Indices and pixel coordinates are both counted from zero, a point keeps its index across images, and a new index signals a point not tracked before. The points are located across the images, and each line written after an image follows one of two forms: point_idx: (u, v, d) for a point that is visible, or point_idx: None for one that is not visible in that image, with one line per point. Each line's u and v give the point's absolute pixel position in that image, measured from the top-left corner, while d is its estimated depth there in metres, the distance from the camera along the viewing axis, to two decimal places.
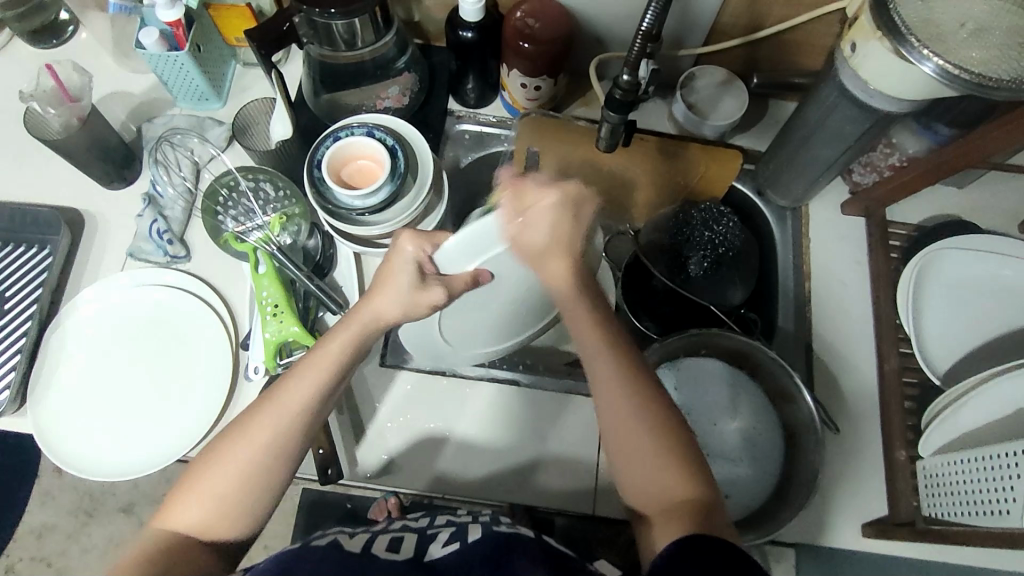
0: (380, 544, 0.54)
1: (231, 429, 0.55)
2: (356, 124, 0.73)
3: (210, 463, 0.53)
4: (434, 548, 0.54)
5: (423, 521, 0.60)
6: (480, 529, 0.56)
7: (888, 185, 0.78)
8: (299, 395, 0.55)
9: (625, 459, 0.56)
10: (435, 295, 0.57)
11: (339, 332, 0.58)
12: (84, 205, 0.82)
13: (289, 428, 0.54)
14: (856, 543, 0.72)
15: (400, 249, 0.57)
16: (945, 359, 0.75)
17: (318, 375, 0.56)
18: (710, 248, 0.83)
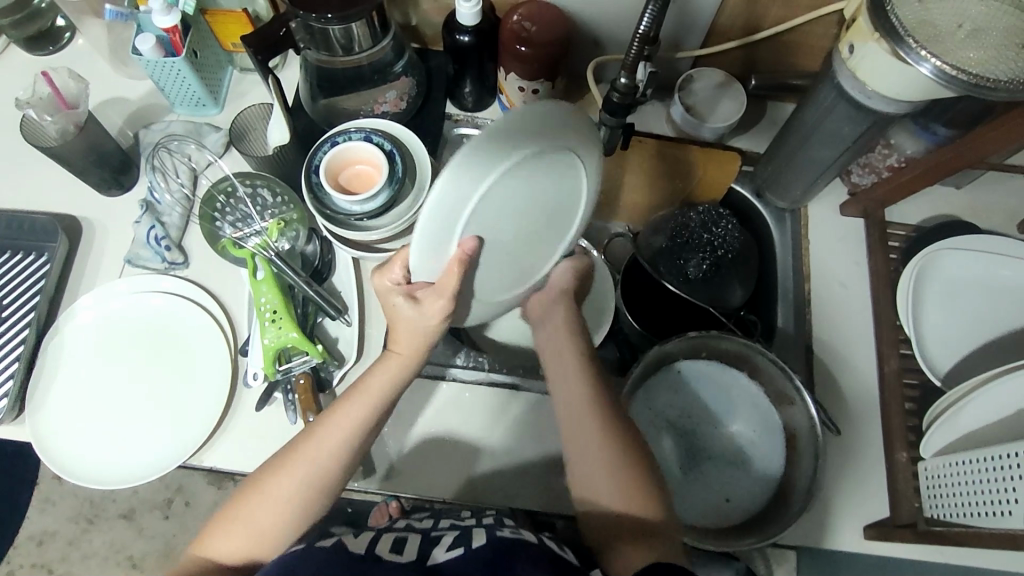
0: (384, 545, 0.54)
1: (283, 457, 0.58)
2: (354, 129, 0.74)
3: (258, 491, 0.56)
4: (437, 552, 0.53)
5: (427, 522, 0.60)
6: (485, 535, 0.55)
7: (887, 186, 0.78)
8: (345, 430, 0.58)
9: (592, 485, 0.59)
10: (436, 304, 0.55)
11: (384, 366, 0.60)
12: (82, 212, 0.82)
13: (337, 458, 0.58)
14: (859, 545, 0.72)
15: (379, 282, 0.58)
16: (946, 360, 0.74)
17: (365, 409, 0.59)
18: (709, 249, 0.85)
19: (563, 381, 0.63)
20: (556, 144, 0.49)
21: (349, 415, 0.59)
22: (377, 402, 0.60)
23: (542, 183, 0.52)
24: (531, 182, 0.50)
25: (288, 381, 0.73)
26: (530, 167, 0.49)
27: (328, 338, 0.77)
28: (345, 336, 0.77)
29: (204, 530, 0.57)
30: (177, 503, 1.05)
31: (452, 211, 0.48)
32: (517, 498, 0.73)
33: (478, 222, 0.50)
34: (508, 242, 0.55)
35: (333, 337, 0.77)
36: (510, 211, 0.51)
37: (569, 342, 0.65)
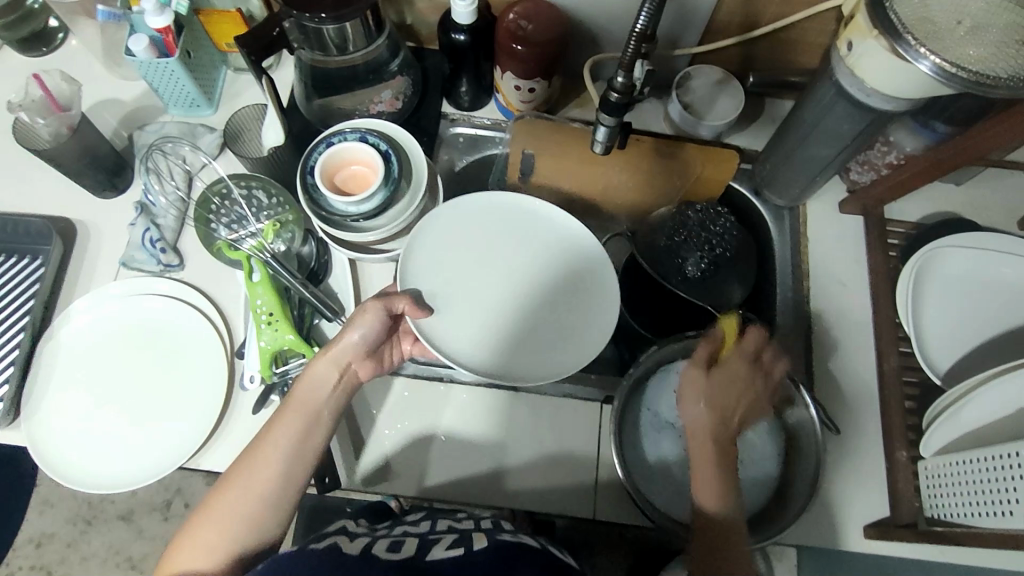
0: (380, 546, 0.54)
1: (229, 474, 0.59)
2: (349, 129, 0.73)
3: (210, 514, 0.58)
4: (436, 550, 0.53)
5: (423, 523, 0.60)
6: (486, 538, 0.55)
7: (886, 184, 0.78)
8: (286, 438, 0.60)
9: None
10: (370, 312, 0.65)
11: (308, 376, 0.63)
12: (76, 214, 0.82)
13: (274, 473, 0.59)
14: (859, 545, 0.71)
15: (362, 312, 0.65)
16: (947, 359, 0.74)
17: (305, 419, 0.62)
18: (707, 247, 0.80)
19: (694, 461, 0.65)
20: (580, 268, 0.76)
21: (289, 424, 0.61)
22: (314, 409, 0.62)
23: (557, 309, 0.74)
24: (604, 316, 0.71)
25: (286, 383, 0.73)
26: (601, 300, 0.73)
27: (325, 340, 0.76)
28: None
29: (167, 551, 0.58)
30: (177, 504, 1.06)
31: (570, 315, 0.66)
32: (518, 499, 0.73)
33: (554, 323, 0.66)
34: (504, 251, 0.76)
35: (329, 339, 0.77)
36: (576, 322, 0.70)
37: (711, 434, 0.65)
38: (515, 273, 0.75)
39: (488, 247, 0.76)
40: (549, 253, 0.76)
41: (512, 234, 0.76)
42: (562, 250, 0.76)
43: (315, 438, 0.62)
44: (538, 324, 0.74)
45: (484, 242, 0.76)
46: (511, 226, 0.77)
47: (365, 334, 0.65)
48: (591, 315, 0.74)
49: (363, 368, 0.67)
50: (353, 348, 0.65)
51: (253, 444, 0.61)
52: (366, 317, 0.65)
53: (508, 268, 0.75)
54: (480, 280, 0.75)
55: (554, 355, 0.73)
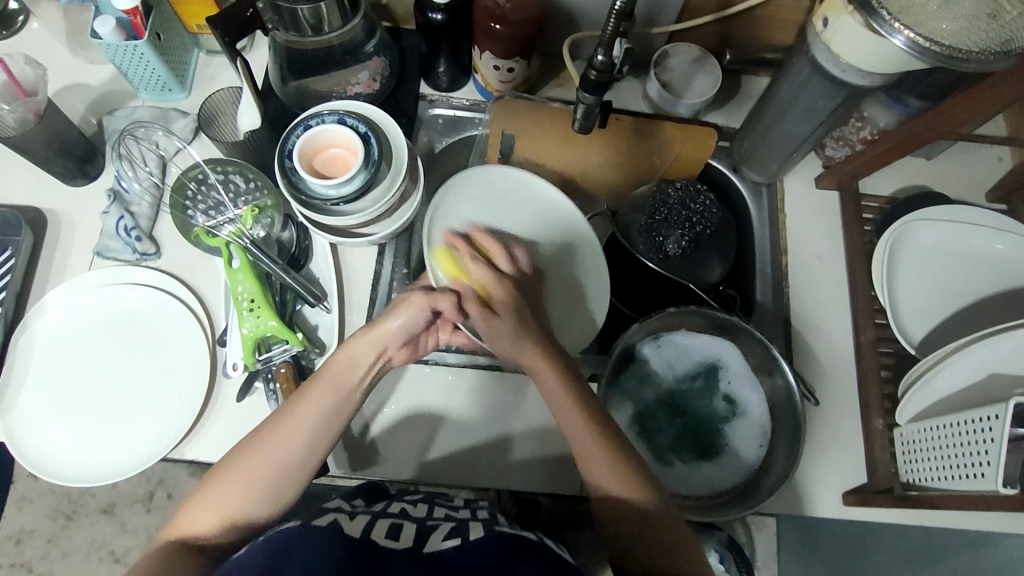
0: (380, 530, 0.54)
1: (250, 441, 0.58)
2: (326, 111, 0.72)
3: (225, 480, 0.56)
4: (434, 539, 0.54)
5: (421, 508, 0.61)
6: (483, 528, 0.56)
7: (861, 159, 0.79)
8: (311, 416, 0.59)
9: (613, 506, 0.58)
10: (417, 298, 0.62)
11: (344, 351, 0.62)
12: (47, 203, 0.79)
13: (300, 448, 0.58)
14: (837, 511, 0.74)
15: (411, 300, 0.62)
16: (921, 329, 0.76)
17: (336, 394, 0.60)
18: (688, 225, 0.80)
19: (549, 391, 0.62)
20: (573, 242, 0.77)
21: (319, 398, 0.60)
22: (344, 392, 0.61)
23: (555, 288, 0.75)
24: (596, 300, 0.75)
25: (269, 370, 0.72)
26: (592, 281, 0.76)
27: (307, 325, 0.76)
28: (324, 323, 0.76)
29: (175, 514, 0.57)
30: (159, 495, 1.05)
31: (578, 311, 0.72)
32: (506, 478, 0.74)
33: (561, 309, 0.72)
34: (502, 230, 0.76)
35: (312, 325, 0.76)
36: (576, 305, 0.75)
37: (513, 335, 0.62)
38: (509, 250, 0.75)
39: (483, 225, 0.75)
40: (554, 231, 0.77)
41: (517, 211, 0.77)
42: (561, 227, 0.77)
43: (340, 419, 0.61)
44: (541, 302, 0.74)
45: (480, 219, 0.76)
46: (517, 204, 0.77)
47: (407, 325, 0.62)
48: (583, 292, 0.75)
49: (398, 353, 0.65)
50: (394, 334, 0.62)
51: (279, 413, 0.59)
52: (414, 309, 0.62)
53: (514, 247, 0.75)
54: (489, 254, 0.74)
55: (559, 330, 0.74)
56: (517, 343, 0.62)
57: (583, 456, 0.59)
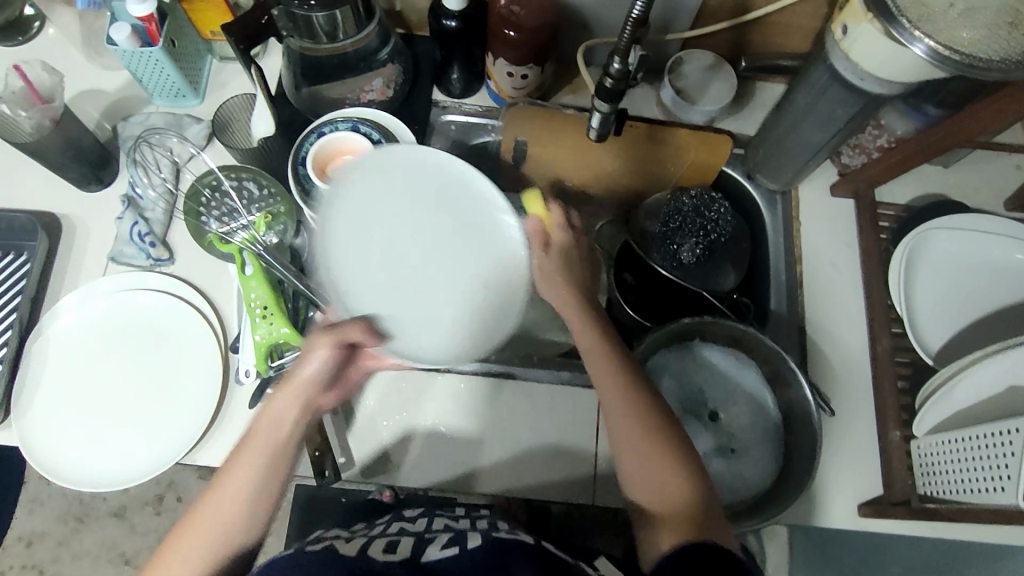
0: (377, 547, 0.55)
1: (198, 505, 0.54)
2: (340, 119, 0.73)
3: (175, 547, 0.53)
4: (431, 551, 0.55)
5: (421, 522, 0.62)
6: (479, 536, 0.57)
7: (878, 167, 0.78)
8: (248, 483, 0.53)
9: (631, 459, 0.58)
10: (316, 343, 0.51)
11: (273, 408, 0.54)
12: (62, 208, 0.80)
13: (241, 509, 0.54)
14: (852, 522, 0.73)
15: (312, 346, 0.51)
16: (938, 340, 0.75)
17: (268, 455, 0.54)
18: (702, 233, 0.81)
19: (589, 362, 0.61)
20: None
21: (249, 464, 0.53)
22: (280, 448, 0.54)
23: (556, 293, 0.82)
24: None
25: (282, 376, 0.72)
26: None
27: None
28: None
29: None
30: (169, 499, 1.05)
31: None
32: (517, 487, 0.73)
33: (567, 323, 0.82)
34: (433, 215, 0.51)
35: None
36: None
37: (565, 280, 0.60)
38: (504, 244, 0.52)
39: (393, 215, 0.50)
40: None
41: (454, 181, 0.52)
42: None
43: (280, 474, 0.55)
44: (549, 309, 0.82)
45: (383, 198, 0.51)
46: (462, 201, 0.52)
47: (327, 369, 0.52)
48: None
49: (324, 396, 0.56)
50: (305, 382, 0.53)
51: (217, 477, 0.54)
52: (320, 355, 0.52)
53: None
54: None
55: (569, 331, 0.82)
56: (563, 289, 0.60)
57: (623, 457, 0.58)
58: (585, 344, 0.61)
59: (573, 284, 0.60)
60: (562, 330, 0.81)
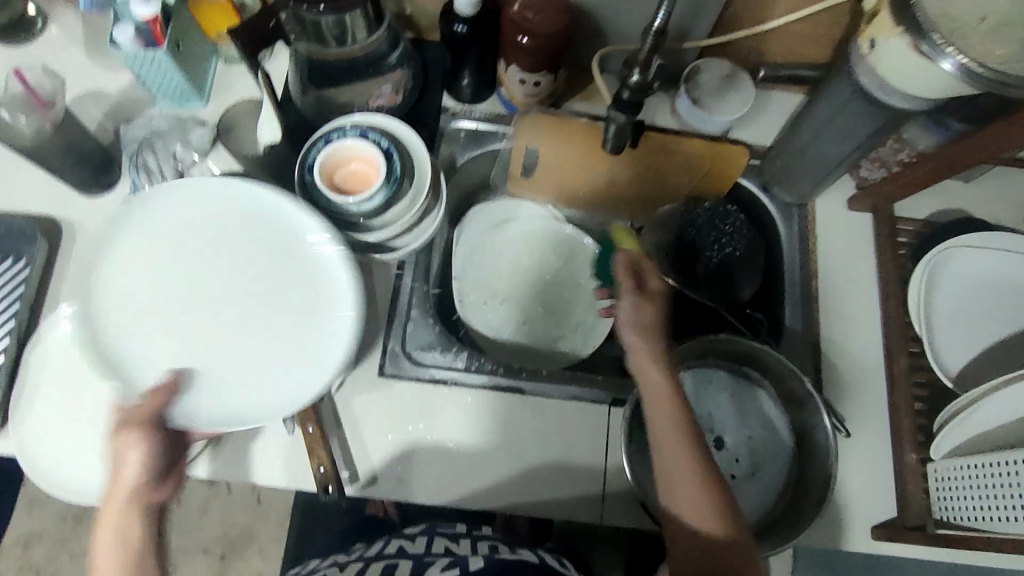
0: (374, 573, 0.56)
1: None
2: (349, 125, 0.71)
3: None
4: (431, 572, 0.55)
5: (421, 544, 0.63)
6: (481, 558, 0.57)
7: (898, 182, 0.76)
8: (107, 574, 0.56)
9: (682, 501, 0.59)
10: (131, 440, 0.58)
11: (110, 506, 0.58)
12: (62, 212, 0.78)
13: None
14: (868, 546, 0.71)
15: (126, 441, 0.58)
16: (958, 361, 0.73)
17: (121, 548, 0.57)
18: (717, 247, 0.80)
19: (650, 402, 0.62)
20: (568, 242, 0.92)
21: (107, 558, 0.56)
22: (132, 546, 0.57)
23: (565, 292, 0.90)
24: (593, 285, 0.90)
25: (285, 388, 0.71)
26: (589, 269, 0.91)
27: None
28: None
29: None
30: None
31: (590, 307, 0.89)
32: (522, 506, 0.72)
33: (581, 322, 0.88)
34: (259, 276, 0.72)
35: None
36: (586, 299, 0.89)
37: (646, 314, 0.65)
38: (316, 339, 0.70)
39: (201, 271, 0.71)
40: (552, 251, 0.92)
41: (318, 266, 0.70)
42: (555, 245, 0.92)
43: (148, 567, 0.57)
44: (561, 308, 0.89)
45: (203, 255, 0.71)
46: (308, 274, 0.71)
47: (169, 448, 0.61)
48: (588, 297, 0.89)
49: (157, 489, 0.60)
50: (137, 474, 0.58)
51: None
52: (137, 444, 0.58)
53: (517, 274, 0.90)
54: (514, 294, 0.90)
55: (581, 329, 0.87)
56: (643, 321, 0.65)
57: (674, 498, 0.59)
58: (650, 386, 0.63)
59: (648, 337, 0.64)
60: (571, 343, 0.86)
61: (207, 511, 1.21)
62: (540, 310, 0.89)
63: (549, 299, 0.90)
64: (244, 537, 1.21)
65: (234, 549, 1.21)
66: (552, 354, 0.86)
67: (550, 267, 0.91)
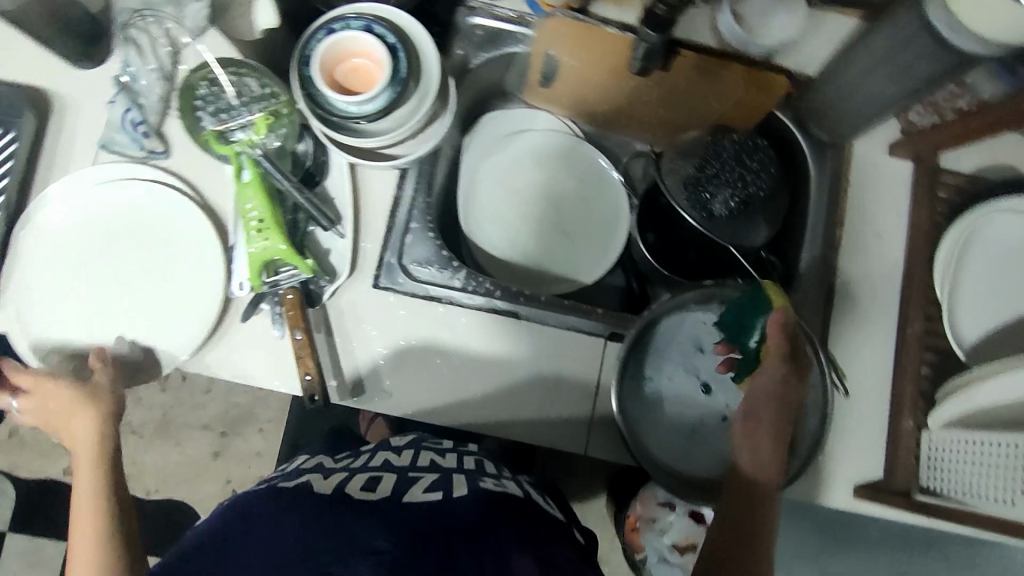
0: (354, 485, 0.55)
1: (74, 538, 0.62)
2: (352, 15, 0.65)
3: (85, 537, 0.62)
4: (414, 491, 0.54)
5: (408, 457, 0.63)
6: (467, 486, 0.56)
7: (949, 131, 0.70)
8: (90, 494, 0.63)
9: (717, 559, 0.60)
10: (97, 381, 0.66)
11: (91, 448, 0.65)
12: (52, 83, 0.74)
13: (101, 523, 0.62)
14: (849, 503, 0.70)
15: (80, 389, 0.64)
16: (974, 329, 0.70)
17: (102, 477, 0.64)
18: (739, 184, 0.74)
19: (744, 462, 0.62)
20: (581, 164, 0.87)
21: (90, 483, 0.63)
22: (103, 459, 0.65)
23: (573, 216, 0.86)
24: (599, 214, 0.86)
25: (276, 294, 0.69)
26: (597, 198, 0.87)
27: (317, 250, 0.72)
28: (337, 249, 0.72)
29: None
30: None
31: (596, 235, 0.85)
32: (509, 431, 0.72)
33: (586, 247, 0.85)
34: (137, 287, 0.71)
35: (325, 250, 0.72)
36: (591, 227, 0.86)
37: (782, 394, 0.61)
38: (177, 335, 0.69)
39: (79, 283, 0.71)
40: (562, 173, 0.87)
41: (194, 268, 0.71)
42: (568, 166, 0.87)
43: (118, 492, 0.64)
44: (568, 232, 0.85)
45: (66, 270, 0.71)
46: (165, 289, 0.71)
47: (112, 388, 0.66)
48: (597, 224, 0.86)
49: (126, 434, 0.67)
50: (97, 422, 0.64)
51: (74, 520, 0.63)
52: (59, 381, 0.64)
53: (525, 193, 0.86)
54: (521, 210, 0.86)
55: (586, 253, 0.85)
56: (777, 396, 0.61)
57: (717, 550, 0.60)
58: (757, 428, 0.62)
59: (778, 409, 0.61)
60: (566, 267, 0.84)
61: (209, 391, 1.25)
62: (546, 230, 0.85)
63: (559, 219, 0.86)
64: (244, 417, 1.25)
65: (236, 428, 1.25)
66: (555, 278, 0.84)
67: (561, 186, 0.87)
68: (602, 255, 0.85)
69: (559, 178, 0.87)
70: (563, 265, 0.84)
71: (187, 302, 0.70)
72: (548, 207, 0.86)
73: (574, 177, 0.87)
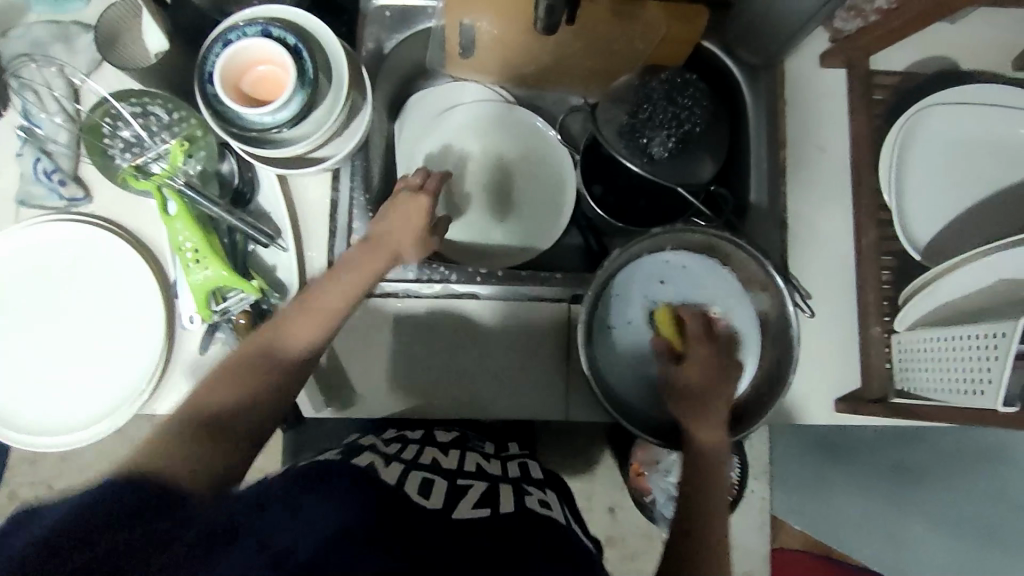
0: (412, 484, 0.51)
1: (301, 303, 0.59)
2: (246, 22, 0.62)
3: (310, 306, 0.59)
4: (464, 506, 0.50)
5: (455, 461, 0.60)
6: (513, 502, 0.53)
7: (874, 33, 0.69)
8: (351, 283, 0.61)
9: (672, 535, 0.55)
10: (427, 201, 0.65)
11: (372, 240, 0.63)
12: None
13: (333, 311, 0.59)
14: (831, 417, 0.72)
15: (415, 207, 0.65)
16: (925, 229, 0.71)
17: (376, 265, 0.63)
18: (675, 123, 0.72)
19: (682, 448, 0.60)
20: (518, 127, 0.85)
21: (366, 264, 0.62)
22: (389, 253, 0.63)
23: (519, 181, 0.84)
24: (545, 176, 0.85)
25: (229, 320, 0.68)
26: (540, 159, 0.85)
27: (261, 268, 0.70)
28: (282, 263, 0.70)
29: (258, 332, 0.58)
30: None
31: (545, 196, 0.84)
32: (490, 410, 0.72)
33: (537, 211, 0.84)
34: (83, 331, 0.69)
35: (270, 266, 0.70)
36: (539, 189, 0.84)
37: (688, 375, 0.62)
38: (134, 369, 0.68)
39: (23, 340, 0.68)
40: (502, 138, 0.85)
41: (139, 303, 0.69)
42: (507, 130, 0.85)
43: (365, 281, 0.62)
44: (517, 197, 0.84)
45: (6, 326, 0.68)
46: (112, 330, 0.69)
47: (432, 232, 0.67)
48: (544, 185, 0.84)
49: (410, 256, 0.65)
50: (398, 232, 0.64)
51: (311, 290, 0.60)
52: (425, 200, 0.65)
53: (468, 163, 0.84)
54: (466, 182, 0.84)
55: (538, 216, 0.83)
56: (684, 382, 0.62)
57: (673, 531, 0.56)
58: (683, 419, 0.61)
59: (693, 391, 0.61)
60: (518, 238, 0.83)
61: None
62: (495, 199, 0.84)
63: (505, 185, 0.84)
64: None
65: None
66: (511, 246, 0.82)
67: (503, 151, 0.85)
68: (556, 217, 0.83)
69: (499, 143, 0.85)
70: (517, 234, 0.83)
71: (138, 338, 0.68)
72: (493, 174, 0.84)
73: (515, 140, 0.85)
